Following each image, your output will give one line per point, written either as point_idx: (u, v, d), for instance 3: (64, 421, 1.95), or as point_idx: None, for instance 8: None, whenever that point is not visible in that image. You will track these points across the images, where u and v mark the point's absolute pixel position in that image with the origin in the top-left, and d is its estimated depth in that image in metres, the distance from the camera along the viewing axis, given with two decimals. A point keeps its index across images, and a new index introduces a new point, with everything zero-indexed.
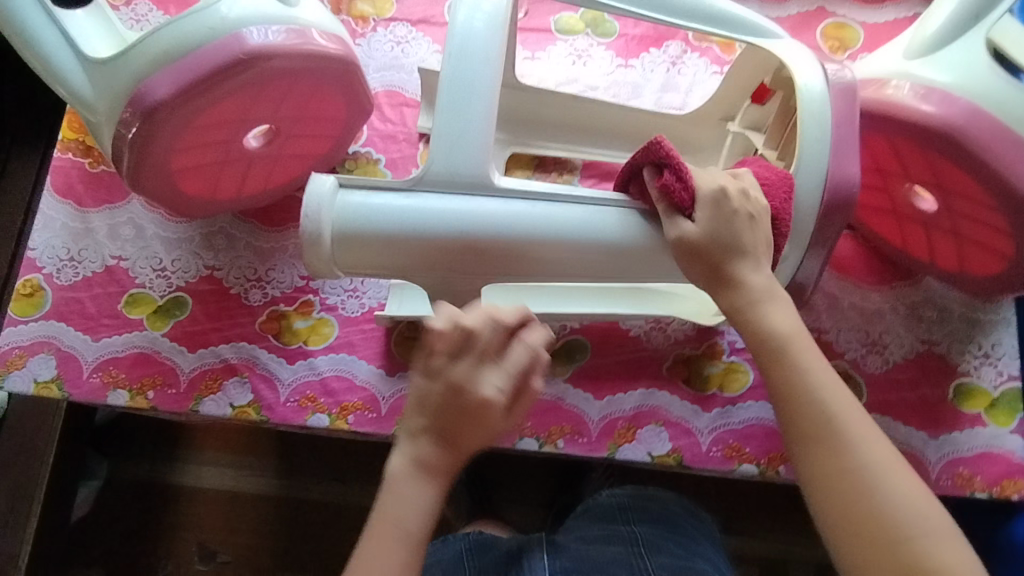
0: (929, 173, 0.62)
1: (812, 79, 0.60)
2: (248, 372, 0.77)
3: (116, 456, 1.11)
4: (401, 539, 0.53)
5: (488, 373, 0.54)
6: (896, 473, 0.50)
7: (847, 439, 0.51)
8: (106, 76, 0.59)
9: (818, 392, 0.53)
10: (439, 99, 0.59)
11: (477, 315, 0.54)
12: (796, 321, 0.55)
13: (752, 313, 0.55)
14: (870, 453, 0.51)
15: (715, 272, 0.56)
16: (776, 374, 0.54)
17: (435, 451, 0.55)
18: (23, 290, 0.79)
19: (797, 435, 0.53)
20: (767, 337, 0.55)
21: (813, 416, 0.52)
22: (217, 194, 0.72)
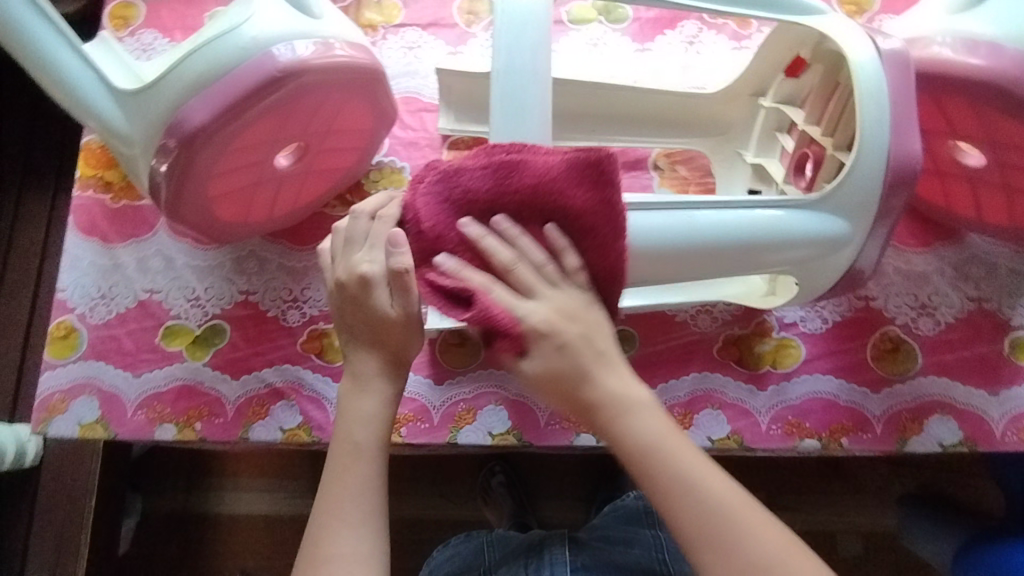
0: (978, 126, 0.63)
1: (863, 54, 0.58)
2: (294, 394, 0.76)
3: (150, 491, 1.10)
4: (363, 462, 0.54)
5: (376, 288, 0.54)
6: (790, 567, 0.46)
7: (735, 535, 0.47)
8: (141, 107, 0.59)
9: (693, 485, 0.48)
10: (495, 117, 0.59)
11: (376, 229, 0.55)
12: (662, 421, 0.51)
13: (620, 422, 0.50)
14: (762, 546, 0.47)
15: (558, 387, 0.50)
16: (652, 475, 0.49)
17: (370, 362, 0.56)
18: (58, 332, 0.78)
19: (685, 531, 0.48)
20: (639, 447, 0.49)
21: (692, 511, 0.47)
22: (252, 216, 0.72)
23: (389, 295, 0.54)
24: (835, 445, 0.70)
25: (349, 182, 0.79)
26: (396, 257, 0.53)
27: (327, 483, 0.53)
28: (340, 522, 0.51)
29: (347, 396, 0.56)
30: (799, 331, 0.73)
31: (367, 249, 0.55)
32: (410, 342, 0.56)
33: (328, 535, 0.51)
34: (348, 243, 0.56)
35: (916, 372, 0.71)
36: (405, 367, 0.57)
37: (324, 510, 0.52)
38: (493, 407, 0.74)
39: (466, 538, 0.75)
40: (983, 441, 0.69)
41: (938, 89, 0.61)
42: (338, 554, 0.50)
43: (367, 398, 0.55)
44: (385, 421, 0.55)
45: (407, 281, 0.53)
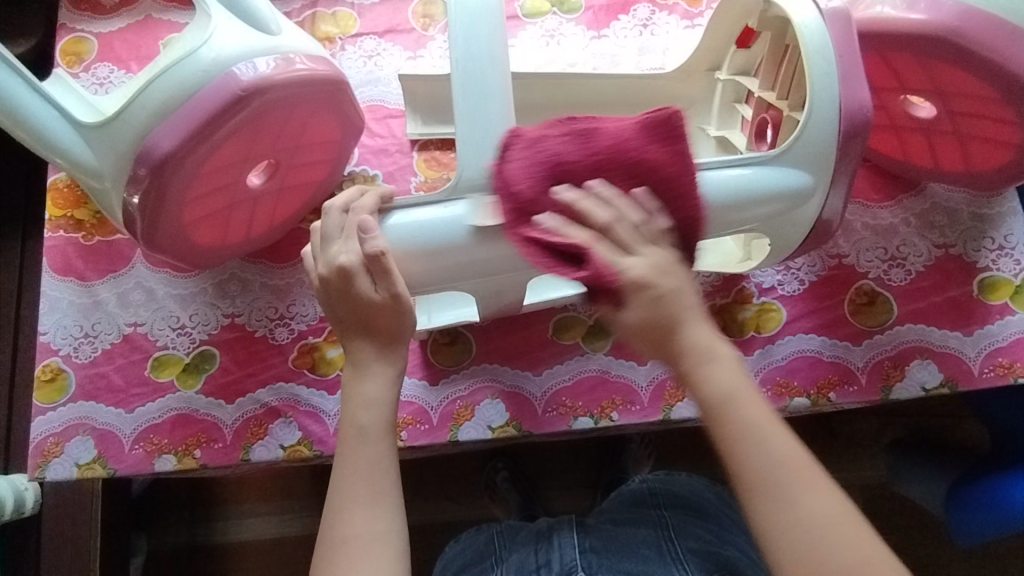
0: (926, 78, 0.65)
1: (807, 15, 0.60)
2: (292, 411, 0.76)
3: (154, 528, 1.10)
4: (369, 444, 0.55)
5: (356, 276, 0.56)
6: (842, 530, 0.45)
7: (783, 487, 0.46)
8: (107, 139, 0.59)
9: (758, 445, 0.47)
10: (456, 106, 0.60)
11: (351, 221, 0.57)
12: (739, 376, 0.50)
13: (698, 380, 0.49)
14: (810, 507, 0.45)
15: (653, 341, 0.49)
16: (726, 419, 0.48)
17: (369, 347, 0.58)
18: (44, 376, 0.77)
19: (744, 486, 0.47)
20: (708, 400, 0.49)
21: (754, 468, 0.47)
22: (230, 237, 0.72)
23: (371, 280, 0.56)
24: (823, 400, 0.72)
25: (323, 195, 0.79)
26: (371, 242, 0.56)
27: (340, 467, 0.55)
28: (353, 504, 0.53)
29: (351, 385, 0.57)
30: (778, 294, 0.75)
31: (343, 241, 0.57)
32: (402, 322, 0.58)
33: (342, 517, 0.53)
34: (325, 238, 0.58)
35: (893, 322, 0.74)
36: (403, 346, 0.58)
37: (339, 494, 0.54)
38: (490, 401, 0.75)
39: (475, 532, 0.76)
40: (962, 380, 0.72)
41: (884, 46, 0.64)
42: (354, 534, 0.52)
43: (371, 381, 0.57)
44: (388, 404, 0.57)
45: (385, 262, 0.55)
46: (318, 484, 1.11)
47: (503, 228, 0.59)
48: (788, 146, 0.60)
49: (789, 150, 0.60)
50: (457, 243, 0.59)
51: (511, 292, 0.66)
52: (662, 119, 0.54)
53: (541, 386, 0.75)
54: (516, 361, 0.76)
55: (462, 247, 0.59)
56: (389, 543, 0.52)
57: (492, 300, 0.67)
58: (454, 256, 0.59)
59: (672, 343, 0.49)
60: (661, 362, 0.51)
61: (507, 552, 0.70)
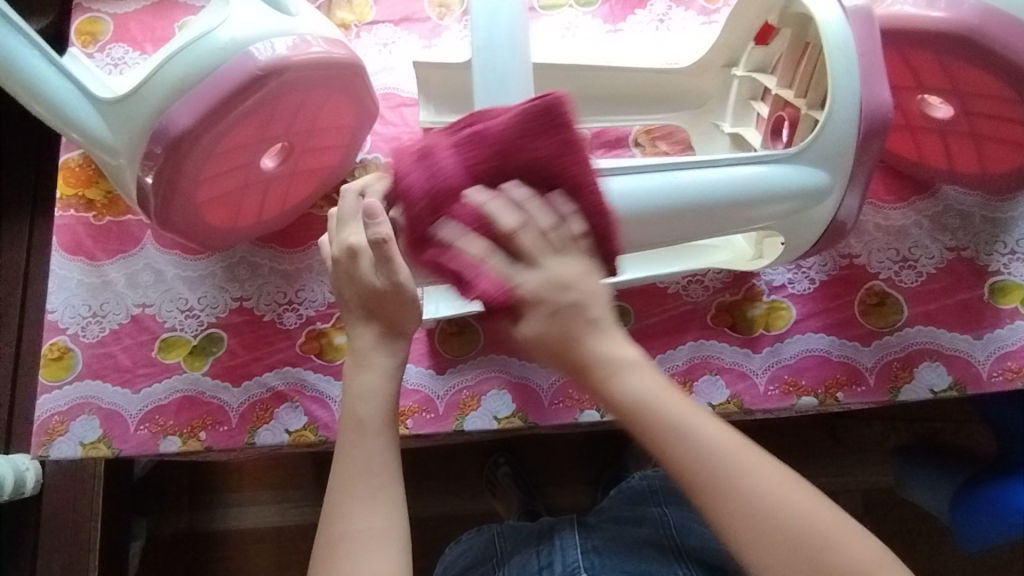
0: (945, 77, 0.65)
1: (829, 12, 0.60)
2: (298, 396, 0.76)
3: (153, 513, 1.10)
4: (367, 437, 0.55)
5: (362, 259, 0.56)
6: (784, 487, 0.46)
7: (727, 477, 0.46)
8: (124, 116, 0.59)
9: (696, 436, 0.47)
10: (477, 97, 0.61)
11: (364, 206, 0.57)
12: (653, 380, 0.49)
13: (614, 387, 0.49)
14: (754, 482, 0.46)
15: (563, 355, 0.49)
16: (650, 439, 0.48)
17: (370, 335, 0.57)
18: (51, 354, 0.77)
19: (690, 488, 0.47)
20: (630, 409, 0.48)
21: (700, 470, 0.46)
22: (242, 220, 0.72)
23: (373, 266, 0.56)
24: (831, 400, 0.72)
25: (335, 181, 0.79)
26: (373, 228, 0.54)
27: (339, 463, 0.54)
28: (351, 500, 0.52)
29: (351, 374, 0.57)
30: (788, 292, 0.75)
31: (355, 224, 0.57)
32: (404, 313, 0.57)
33: (341, 513, 0.52)
34: (340, 221, 0.58)
35: (903, 323, 0.74)
36: (404, 337, 0.58)
37: (337, 489, 0.53)
38: (496, 392, 0.74)
39: (478, 532, 0.75)
40: (971, 383, 0.72)
41: (904, 45, 0.63)
42: (353, 531, 0.51)
43: (369, 373, 0.57)
44: (388, 395, 0.56)
45: (388, 250, 0.54)
46: (318, 473, 1.11)
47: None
48: (808, 144, 0.60)
49: (808, 147, 0.60)
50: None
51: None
52: (547, 107, 0.52)
53: (549, 378, 0.75)
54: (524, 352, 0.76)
55: None
56: (388, 540, 0.52)
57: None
58: None
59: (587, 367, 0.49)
60: (564, 374, 0.51)
61: (507, 553, 0.69)
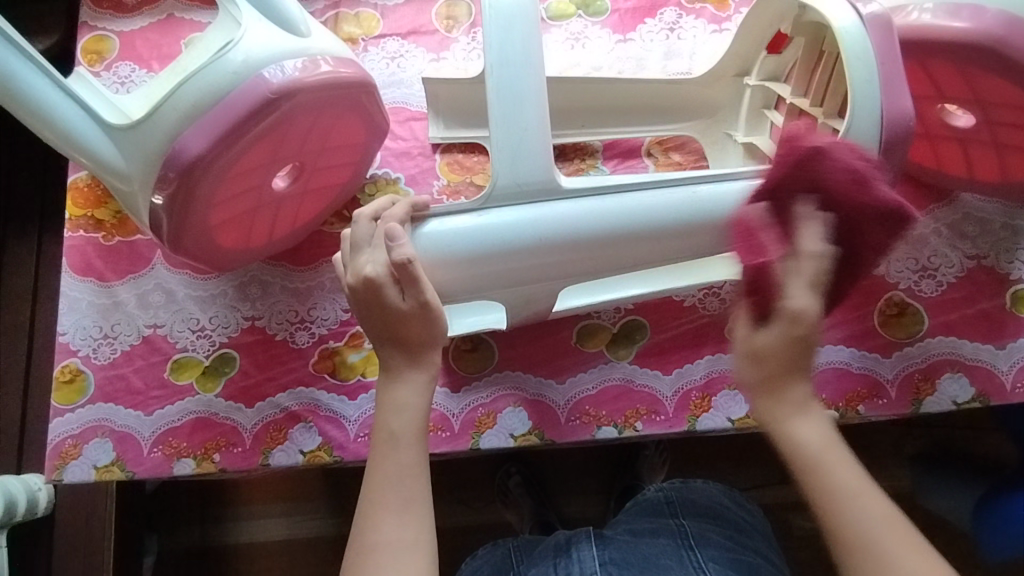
0: (966, 86, 0.64)
1: (849, 22, 0.59)
2: (312, 416, 0.75)
3: (165, 529, 1.09)
4: (400, 448, 0.55)
5: (384, 286, 0.56)
6: (926, 565, 0.47)
7: (883, 550, 0.48)
8: (136, 141, 0.58)
9: (846, 494, 0.50)
10: (491, 112, 0.59)
11: (379, 229, 0.57)
12: (824, 433, 0.52)
13: (785, 431, 0.52)
14: (907, 564, 0.47)
15: (390, 331, 0.57)
16: (824, 504, 0.50)
17: (401, 356, 0.57)
18: (63, 377, 0.76)
19: (842, 547, 0.49)
20: (795, 455, 0.52)
21: (856, 534, 0.48)
22: (254, 240, 0.71)
23: (396, 290, 0.56)
24: (852, 413, 0.71)
25: (345, 198, 0.79)
26: (397, 249, 0.55)
27: (371, 474, 0.54)
28: (383, 510, 0.52)
29: (383, 392, 0.57)
30: None
31: (371, 250, 0.57)
32: (429, 334, 0.57)
33: (372, 524, 0.52)
34: (354, 247, 0.58)
35: (924, 334, 0.73)
36: (433, 356, 0.58)
37: (369, 500, 0.53)
38: (512, 409, 0.74)
39: (491, 547, 0.74)
40: (994, 395, 0.71)
41: (924, 54, 0.63)
42: (383, 541, 0.51)
43: (404, 387, 0.57)
44: (422, 408, 0.56)
45: (412, 270, 0.54)
46: (328, 486, 1.10)
47: (540, 236, 0.59)
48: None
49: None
50: (494, 250, 0.59)
51: (540, 299, 0.66)
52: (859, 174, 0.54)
53: (564, 395, 0.74)
54: (539, 368, 0.75)
55: (495, 257, 0.59)
56: (418, 553, 0.51)
57: (521, 307, 0.67)
58: (488, 265, 0.59)
59: (401, 333, 0.57)
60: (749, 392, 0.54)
61: (524, 568, 0.68)
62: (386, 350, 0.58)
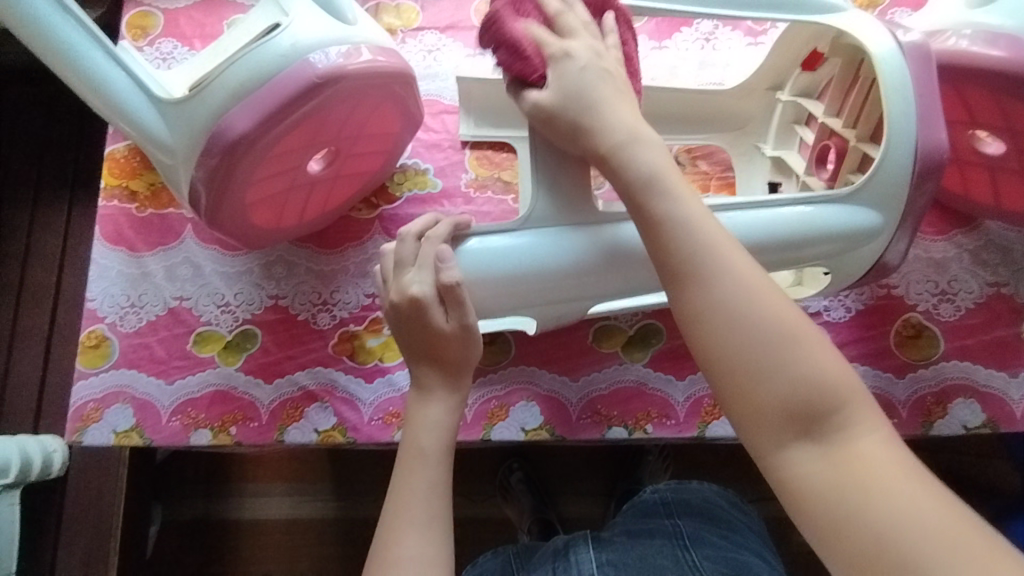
0: (998, 115, 0.65)
1: (886, 46, 0.60)
2: (328, 397, 0.77)
3: (171, 498, 1.11)
4: (428, 466, 0.56)
5: (429, 306, 0.57)
6: (768, 296, 0.48)
7: (714, 268, 0.48)
8: (183, 116, 0.60)
9: (682, 224, 0.50)
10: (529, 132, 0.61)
11: (425, 249, 0.59)
12: (663, 157, 0.53)
13: (624, 158, 0.53)
14: (744, 287, 0.48)
15: (427, 350, 0.59)
16: (654, 236, 0.51)
17: (434, 374, 0.59)
18: (89, 342, 0.78)
19: (671, 278, 0.50)
20: (637, 182, 0.52)
21: (686, 258, 0.49)
22: (285, 220, 0.73)
23: (443, 312, 0.58)
24: None
25: (375, 185, 0.80)
26: (446, 272, 0.57)
27: (396, 489, 0.55)
28: (406, 526, 0.53)
29: (413, 408, 0.59)
30: (824, 319, 0.75)
31: (416, 269, 0.58)
32: (465, 356, 0.59)
33: (395, 539, 0.53)
34: (399, 265, 0.59)
35: (938, 357, 0.73)
36: (465, 376, 0.60)
37: (393, 515, 0.54)
38: (525, 403, 0.75)
39: (493, 553, 0.73)
40: (1005, 422, 0.71)
41: (960, 79, 0.63)
42: (405, 555, 0.52)
43: (434, 407, 0.59)
44: (449, 430, 0.58)
45: (459, 294, 0.57)
46: (334, 468, 1.12)
47: (579, 259, 0.60)
48: (862, 185, 0.61)
49: (864, 190, 0.60)
50: (534, 269, 0.60)
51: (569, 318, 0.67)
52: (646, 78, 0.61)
53: (578, 393, 0.75)
54: (554, 365, 0.76)
55: (534, 276, 0.60)
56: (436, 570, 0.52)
57: (551, 323, 0.67)
58: (526, 284, 0.61)
59: (438, 352, 0.59)
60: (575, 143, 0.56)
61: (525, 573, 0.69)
62: (419, 369, 0.59)
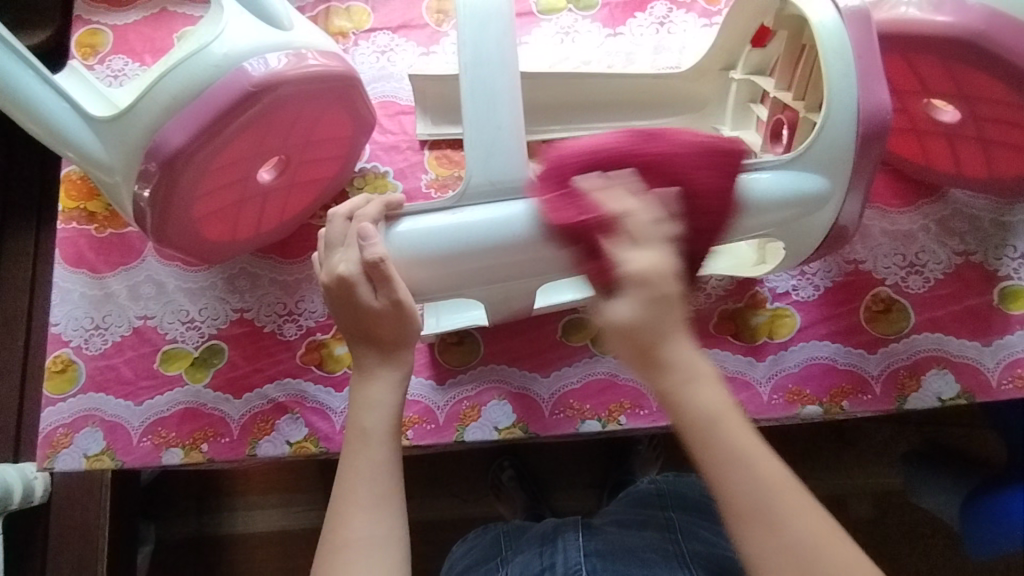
0: (950, 83, 0.64)
1: (826, 15, 0.59)
2: (299, 407, 0.76)
3: (163, 518, 1.11)
4: (372, 446, 0.55)
5: (357, 284, 0.56)
6: (830, 541, 0.44)
7: (778, 518, 0.44)
8: (119, 134, 0.59)
9: (756, 459, 0.45)
10: (463, 108, 0.59)
11: (352, 228, 0.57)
12: (720, 397, 0.46)
13: (678, 398, 0.46)
14: (805, 538, 0.43)
15: (361, 329, 0.58)
16: (737, 469, 0.45)
17: (375, 355, 0.58)
18: (55, 367, 0.77)
19: (733, 515, 0.45)
20: (708, 417, 0.46)
21: (746, 499, 0.44)
22: (240, 232, 0.72)
23: (371, 289, 0.56)
24: (836, 409, 0.71)
25: (333, 191, 0.79)
26: (371, 249, 0.55)
27: (344, 471, 0.55)
28: (354, 506, 0.53)
29: (356, 389, 0.58)
30: (792, 299, 0.74)
31: (344, 249, 0.57)
32: (402, 330, 0.58)
33: (342, 520, 0.52)
34: (329, 246, 0.58)
35: (910, 330, 0.72)
36: (408, 352, 0.59)
37: (340, 496, 0.54)
38: (497, 402, 0.74)
39: (483, 530, 0.75)
40: (980, 391, 0.71)
41: (908, 49, 0.63)
42: (354, 538, 0.52)
43: (376, 384, 0.58)
44: (393, 406, 0.57)
45: (384, 269, 0.55)
46: (322, 478, 1.11)
47: (514, 236, 0.58)
48: (803, 150, 0.60)
49: (805, 153, 0.60)
50: (471, 248, 0.58)
51: (518, 297, 0.67)
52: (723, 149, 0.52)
53: (549, 388, 0.74)
54: (524, 361, 0.75)
55: (470, 257, 0.58)
56: (388, 548, 0.52)
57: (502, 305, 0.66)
58: (464, 264, 0.59)
59: (374, 329, 0.57)
60: (638, 371, 0.47)
61: (510, 551, 0.69)
62: (357, 346, 0.59)
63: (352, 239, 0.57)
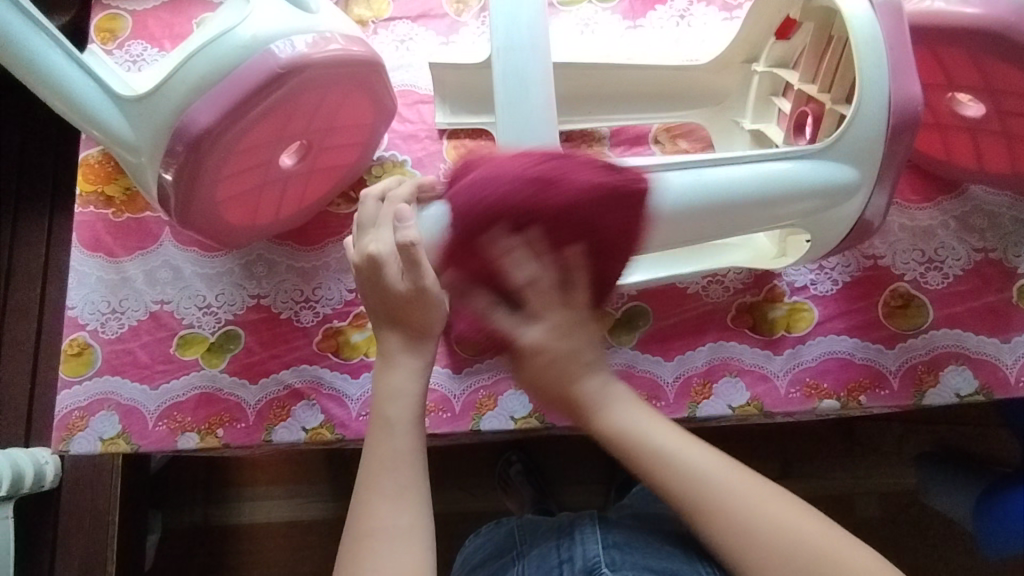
0: (976, 76, 0.64)
1: (858, 7, 0.59)
2: (315, 394, 0.76)
3: (170, 507, 1.10)
4: (395, 436, 0.55)
5: (386, 266, 0.56)
6: (767, 497, 0.49)
7: (720, 497, 0.49)
8: (147, 114, 0.59)
9: (680, 456, 0.51)
10: (497, 95, 0.60)
11: (386, 210, 0.58)
12: (638, 409, 0.54)
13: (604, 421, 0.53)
14: (754, 505, 0.49)
15: (388, 312, 0.58)
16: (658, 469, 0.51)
17: (397, 338, 0.58)
18: (71, 350, 0.77)
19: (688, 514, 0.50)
20: (625, 436, 0.53)
21: (690, 492, 0.50)
22: (260, 217, 0.72)
23: (400, 271, 0.56)
24: (853, 403, 0.71)
25: (352, 179, 0.79)
26: (404, 231, 0.56)
27: (367, 460, 0.55)
28: (377, 496, 0.53)
29: (379, 375, 0.58)
30: (810, 293, 0.74)
31: (376, 231, 0.58)
32: (427, 316, 0.57)
33: (368, 509, 0.52)
34: (361, 228, 0.58)
35: (928, 326, 0.72)
36: (430, 339, 0.58)
37: (365, 486, 0.54)
38: (512, 392, 0.74)
39: (496, 526, 0.75)
40: (998, 388, 0.70)
41: (935, 41, 0.63)
42: (380, 527, 0.52)
43: (397, 372, 0.57)
44: (416, 396, 0.57)
45: (415, 253, 0.55)
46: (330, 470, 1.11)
47: None
48: (835, 140, 0.60)
49: (837, 145, 0.60)
50: None
51: None
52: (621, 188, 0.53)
53: None
54: None
55: None
56: (414, 537, 0.52)
57: None
58: None
59: (402, 312, 0.57)
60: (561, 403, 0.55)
61: (526, 546, 0.68)
62: (382, 329, 0.59)
63: (387, 222, 0.57)
